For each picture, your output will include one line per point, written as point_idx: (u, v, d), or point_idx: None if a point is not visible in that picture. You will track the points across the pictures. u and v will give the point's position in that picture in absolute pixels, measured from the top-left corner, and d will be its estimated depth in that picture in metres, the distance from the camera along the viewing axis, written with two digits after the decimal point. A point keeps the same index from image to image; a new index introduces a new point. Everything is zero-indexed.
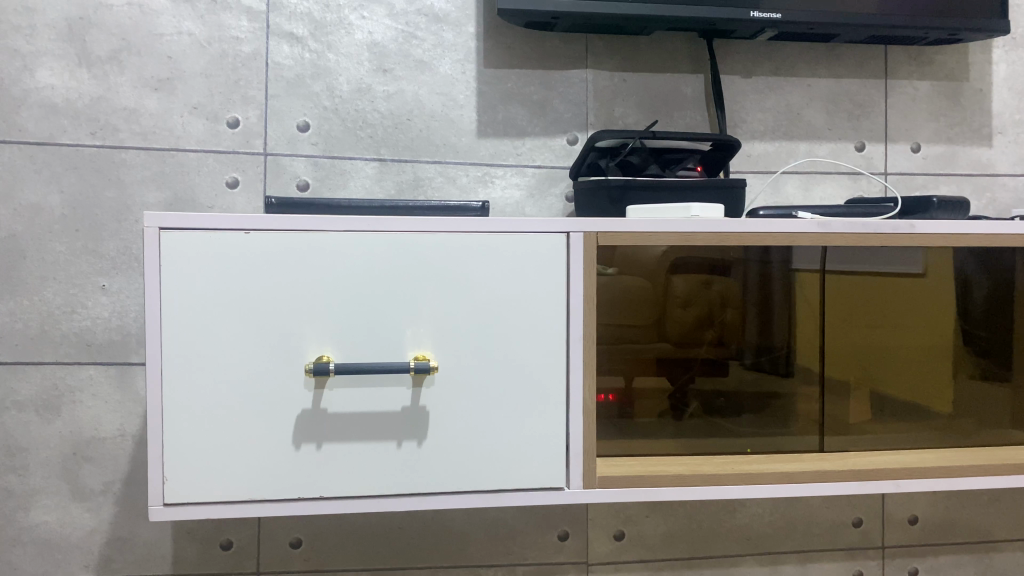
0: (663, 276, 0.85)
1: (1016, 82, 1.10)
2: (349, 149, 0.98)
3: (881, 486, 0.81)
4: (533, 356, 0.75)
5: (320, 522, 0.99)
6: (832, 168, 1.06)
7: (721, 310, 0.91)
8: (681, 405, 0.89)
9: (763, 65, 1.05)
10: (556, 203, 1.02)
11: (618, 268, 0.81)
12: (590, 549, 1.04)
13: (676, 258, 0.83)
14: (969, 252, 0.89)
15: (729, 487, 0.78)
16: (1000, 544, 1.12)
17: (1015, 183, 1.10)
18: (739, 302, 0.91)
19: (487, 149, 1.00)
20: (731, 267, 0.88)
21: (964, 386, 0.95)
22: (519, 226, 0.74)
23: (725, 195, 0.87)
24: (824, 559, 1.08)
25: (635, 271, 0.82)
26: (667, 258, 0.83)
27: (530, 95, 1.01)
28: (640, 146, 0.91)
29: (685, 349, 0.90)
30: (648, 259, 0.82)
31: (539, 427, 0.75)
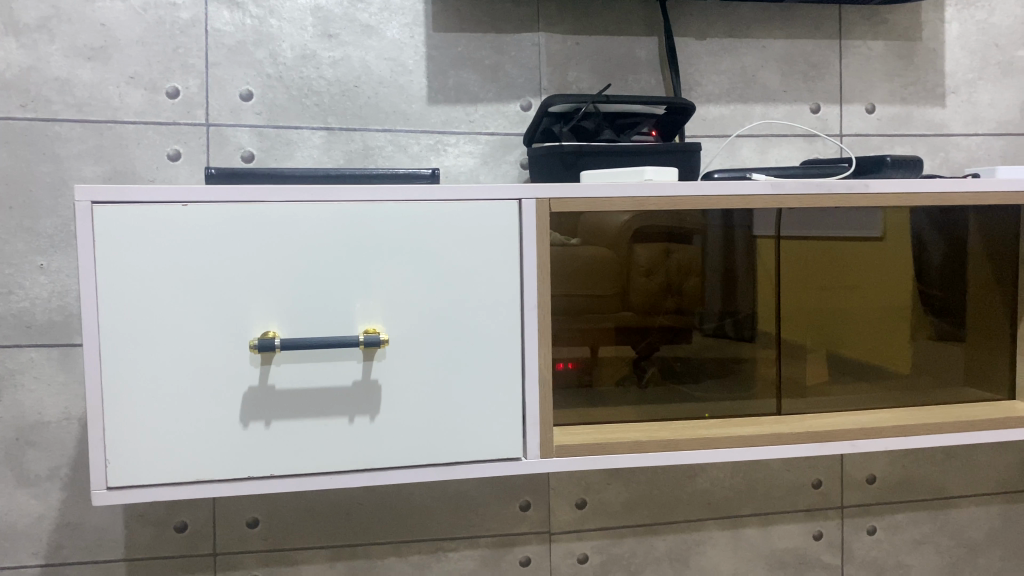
0: (627, 245, 0.84)
1: (969, 41, 1.09)
2: (295, 118, 0.95)
3: (837, 447, 0.81)
4: (488, 326, 0.73)
5: (277, 501, 0.97)
6: (787, 130, 1.06)
7: (683, 278, 0.90)
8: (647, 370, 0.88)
9: (717, 26, 1.03)
10: (510, 170, 1.00)
11: (579, 239, 0.80)
12: (552, 519, 1.03)
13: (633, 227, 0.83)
14: (924, 212, 0.90)
15: (686, 451, 0.78)
16: (955, 500, 1.14)
17: (968, 143, 1.10)
18: (700, 270, 0.89)
19: (439, 116, 0.98)
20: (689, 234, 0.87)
21: (921, 346, 0.94)
22: (470, 194, 0.72)
23: (680, 159, 0.87)
24: (784, 521, 1.09)
25: (597, 240, 0.81)
26: (631, 228, 0.83)
27: (481, 60, 0.98)
28: (593, 111, 0.89)
29: (649, 317, 0.89)
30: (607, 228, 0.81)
31: (495, 398, 0.74)
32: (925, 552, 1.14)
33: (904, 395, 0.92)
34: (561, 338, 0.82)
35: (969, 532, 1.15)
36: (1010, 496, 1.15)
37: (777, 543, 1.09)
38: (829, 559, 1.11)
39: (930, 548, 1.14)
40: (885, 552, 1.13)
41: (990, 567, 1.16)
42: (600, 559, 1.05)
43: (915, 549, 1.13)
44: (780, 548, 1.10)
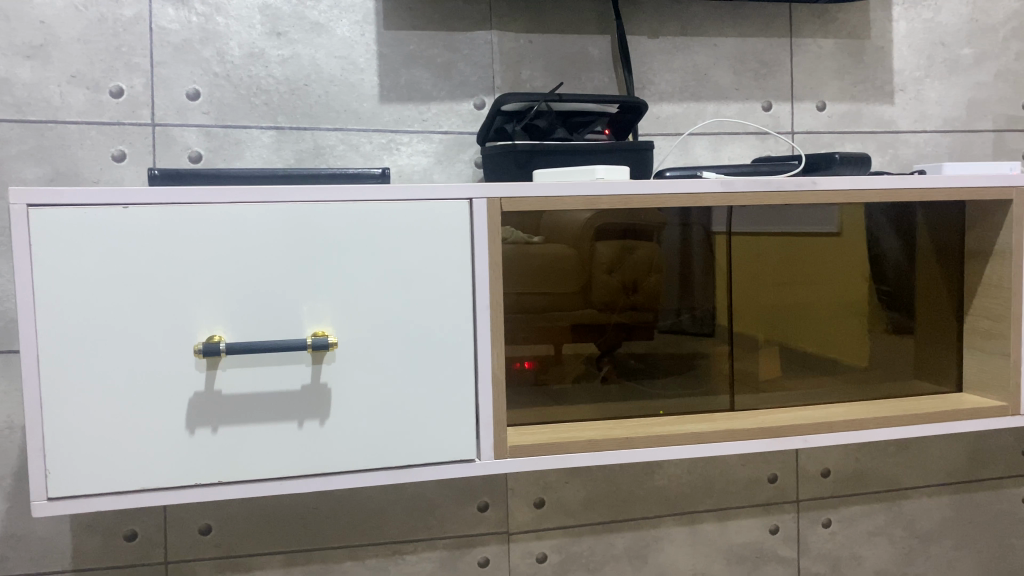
0: (588, 243, 0.83)
1: (916, 39, 1.11)
2: (243, 118, 0.93)
3: (789, 442, 0.82)
4: (439, 328, 0.73)
5: (229, 507, 0.96)
6: (739, 128, 1.06)
7: (644, 275, 0.87)
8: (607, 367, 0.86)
9: (669, 25, 1.04)
10: (465, 169, 0.99)
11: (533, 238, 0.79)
12: (511, 519, 1.03)
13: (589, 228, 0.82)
14: (878, 209, 0.90)
15: (640, 449, 0.78)
16: (908, 491, 1.16)
17: (916, 140, 1.12)
18: (663, 267, 0.88)
19: (391, 115, 0.97)
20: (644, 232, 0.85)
21: (879, 338, 0.94)
22: (419, 193, 0.71)
23: (633, 158, 0.87)
24: (741, 516, 1.10)
25: (560, 239, 0.81)
26: (595, 223, 0.82)
27: (434, 58, 0.97)
28: (546, 110, 0.89)
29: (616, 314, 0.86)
30: (562, 225, 0.80)
31: (447, 399, 0.73)
32: (879, 543, 1.15)
33: (853, 390, 0.94)
34: (515, 337, 0.81)
35: (921, 523, 1.17)
36: (960, 486, 1.18)
37: (735, 537, 1.10)
38: (785, 553, 1.12)
39: (883, 539, 1.16)
40: (840, 544, 1.14)
41: (942, 556, 1.18)
42: (559, 558, 1.05)
43: (869, 540, 1.15)
44: (738, 543, 1.10)
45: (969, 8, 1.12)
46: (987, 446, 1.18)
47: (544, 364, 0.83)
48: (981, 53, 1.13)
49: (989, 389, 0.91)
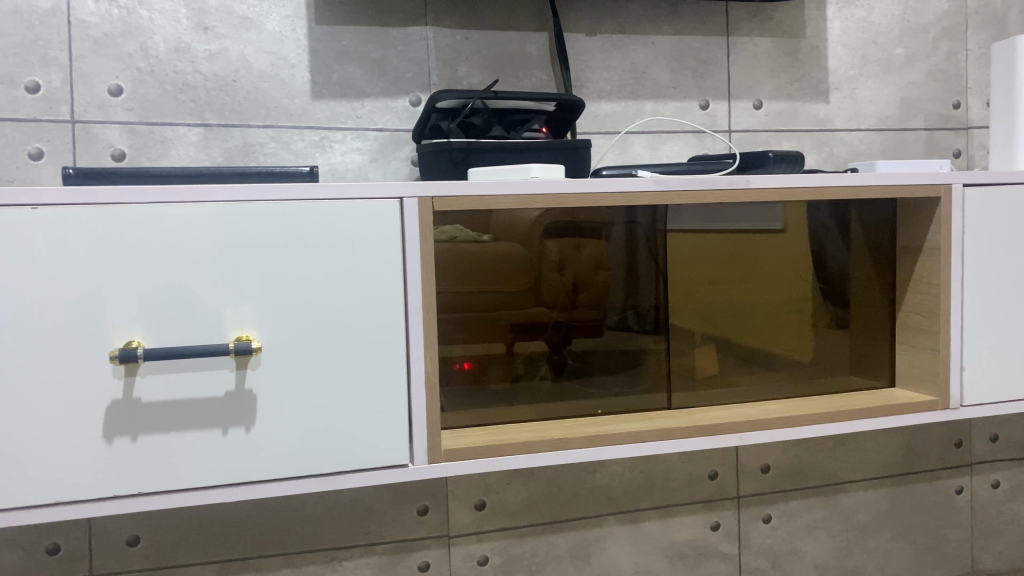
0: (538, 241, 0.82)
1: (850, 38, 1.12)
2: (169, 115, 0.90)
3: (725, 439, 0.82)
4: (370, 330, 0.71)
5: (159, 517, 0.93)
6: (677, 127, 1.07)
7: (593, 274, 0.86)
8: (559, 367, 0.86)
9: (606, 22, 1.03)
10: (401, 167, 0.98)
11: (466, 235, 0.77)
12: (450, 521, 1.02)
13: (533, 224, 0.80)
14: (819, 207, 0.91)
15: (576, 450, 0.77)
16: (845, 485, 1.17)
17: (851, 138, 1.13)
18: (613, 265, 0.87)
19: (323, 112, 0.95)
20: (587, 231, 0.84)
21: (823, 335, 0.95)
22: (347, 192, 0.70)
23: (569, 156, 0.86)
24: (682, 513, 1.11)
25: (507, 236, 0.80)
26: (544, 222, 0.81)
27: (367, 54, 0.95)
28: (481, 107, 0.88)
29: (564, 314, 0.85)
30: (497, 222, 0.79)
31: (379, 403, 0.72)
32: (818, 537, 1.17)
33: (790, 386, 0.93)
34: (455, 335, 0.80)
35: (859, 516, 1.18)
36: (896, 479, 1.20)
37: (676, 535, 1.11)
38: (726, 549, 1.13)
39: (822, 533, 1.17)
40: (780, 539, 1.15)
41: (879, 548, 1.20)
42: (501, 559, 1.04)
43: (808, 534, 1.16)
44: (679, 540, 1.11)
45: (900, 8, 1.14)
46: (921, 439, 1.20)
47: (489, 364, 0.82)
48: (912, 53, 1.15)
49: (920, 384, 0.92)
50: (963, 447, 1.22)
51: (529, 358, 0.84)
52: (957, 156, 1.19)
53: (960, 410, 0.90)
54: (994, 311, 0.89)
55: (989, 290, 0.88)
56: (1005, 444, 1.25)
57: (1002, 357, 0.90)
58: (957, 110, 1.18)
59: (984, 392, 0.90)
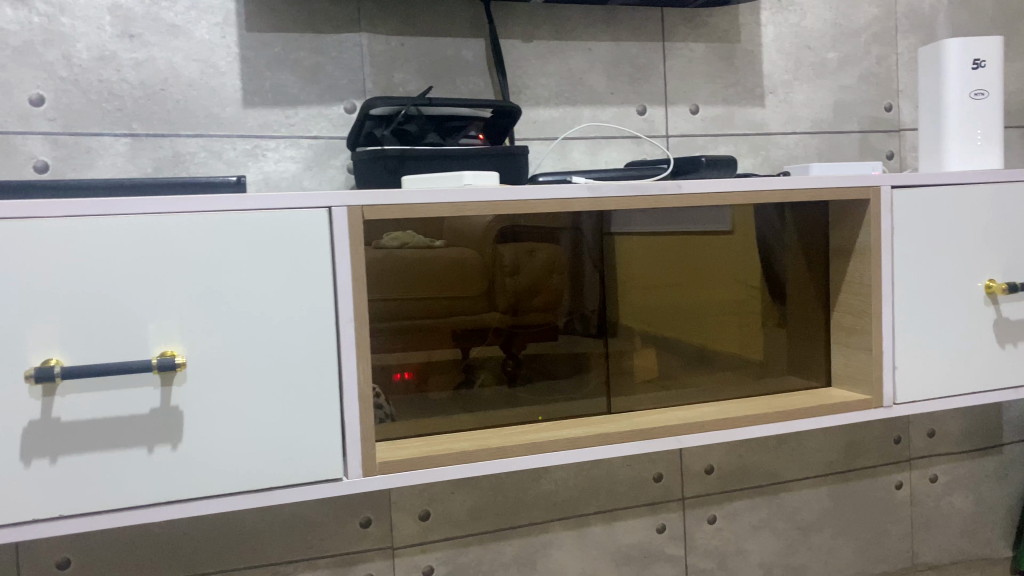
0: (491, 247, 0.81)
1: (784, 43, 1.14)
2: (94, 125, 0.88)
3: (662, 443, 0.82)
4: (300, 342, 0.70)
5: (91, 538, 0.90)
6: (615, 133, 1.07)
7: (547, 278, 0.85)
8: (513, 373, 0.85)
9: (543, 28, 1.03)
10: (337, 175, 0.97)
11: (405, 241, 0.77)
12: (394, 532, 1.01)
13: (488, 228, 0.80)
14: (766, 210, 0.92)
15: (515, 458, 0.77)
16: (788, 484, 1.19)
17: (786, 141, 1.15)
18: (564, 267, 0.86)
19: (255, 120, 0.93)
20: (534, 235, 0.83)
21: (770, 333, 0.95)
22: (274, 203, 0.68)
23: (506, 163, 0.86)
24: (628, 516, 1.11)
25: (460, 242, 0.79)
26: (496, 228, 0.80)
27: (300, 61, 0.94)
28: (416, 114, 0.87)
29: (516, 319, 0.84)
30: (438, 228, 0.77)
31: (310, 416, 0.71)
32: (762, 536, 1.18)
33: (727, 387, 0.94)
34: (394, 344, 0.79)
35: (802, 514, 1.20)
36: (838, 476, 1.21)
37: (622, 539, 1.11)
38: (673, 551, 1.13)
39: (767, 532, 1.18)
40: (725, 539, 1.16)
41: (823, 545, 1.21)
42: (446, 569, 1.03)
43: (753, 534, 1.17)
44: (625, 544, 1.11)
45: (832, 13, 1.16)
46: (861, 436, 1.22)
47: (432, 372, 0.82)
48: (845, 57, 1.17)
49: (854, 383, 0.94)
50: (901, 443, 1.25)
51: (469, 365, 0.83)
52: (890, 157, 1.21)
53: (893, 408, 0.91)
54: (924, 309, 0.91)
55: (920, 289, 0.90)
56: (942, 438, 1.27)
57: (932, 355, 0.92)
58: (889, 112, 1.21)
59: (916, 390, 0.91)
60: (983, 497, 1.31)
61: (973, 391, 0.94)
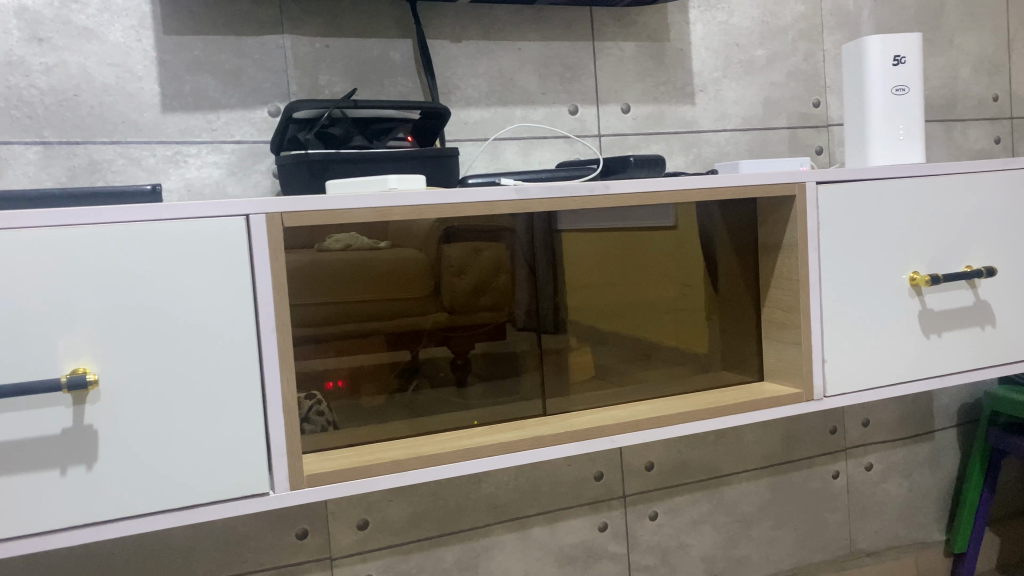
0: (435, 247, 0.80)
1: (713, 42, 1.15)
2: (3, 133, 0.84)
3: (596, 444, 0.82)
4: (220, 354, 0.68)
5: (11, 562, 0.87)
6: (547, 133, 1.07)
7: (494, 276, 0.85)
8: (460, 376, 0.84)
9: (471, 28, 1.02)
10: (262, 181, 0.95)
11: (345, 244, 0.77)
12: (332, 542, 0.99)
13: (435, 231, 0.80)
14: (706, 207, 0.93)
15: (447, 465, 0.76)
16: (728, 477, 1.20)
17: (717, 139, 1.16)
18: (511, 267, 0.85)
19: (176, 125, 0.90)
20: (482, 235, 0.83)
21: (713, 327, 0.96)
22: (189, 212, 0.66)
23: (435, 165, 0.85)
24: (569, 516, 1.11)
25: (406, 244, 0.79)
26: (442, 228, 0.80)
27: (221, 64, 0.92)
28: (341, 116, 0.85)
29: (466, 318, 0.84)
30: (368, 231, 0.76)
31: (233, 431, 0.69)
32: (704, 530, 1.19)
33: (661, 385, 0.94)
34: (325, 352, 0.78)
35: (742, 506, 1.21)
36: (776, 468, 1.23)
37: (564, 539, 1.11)
38: (615, 549, 1.14)
39: (708, 526, 1.19)
40: (667, 535, 1.17)
41: (763, 537, 1.23)
42: None
43: (694, 528, 1.18)
44: (568, 544, 1.11)
45: (760, 11, 1.17)
46: (798, 428, 1.24)
47: (363, 379, 0.80)
48: (773, 54, 1.18)
49: (786, 377, 0.95)
50: (837, 433, 1.27)
51: (402, 370, 0.81)
52: (819, 153, 1.23)
53: (823, 401, 0.93)
54: (851, 303, 0.92)
55: (847, 282, 0.91)
56: (876, 427, 1.30)
57: (860, 346, 0.93)
58: (817, 108, 1.22)
59: (845, 382, 0.93)
60: (917, 482, 1.34)
61: (900, 381, 0.96)
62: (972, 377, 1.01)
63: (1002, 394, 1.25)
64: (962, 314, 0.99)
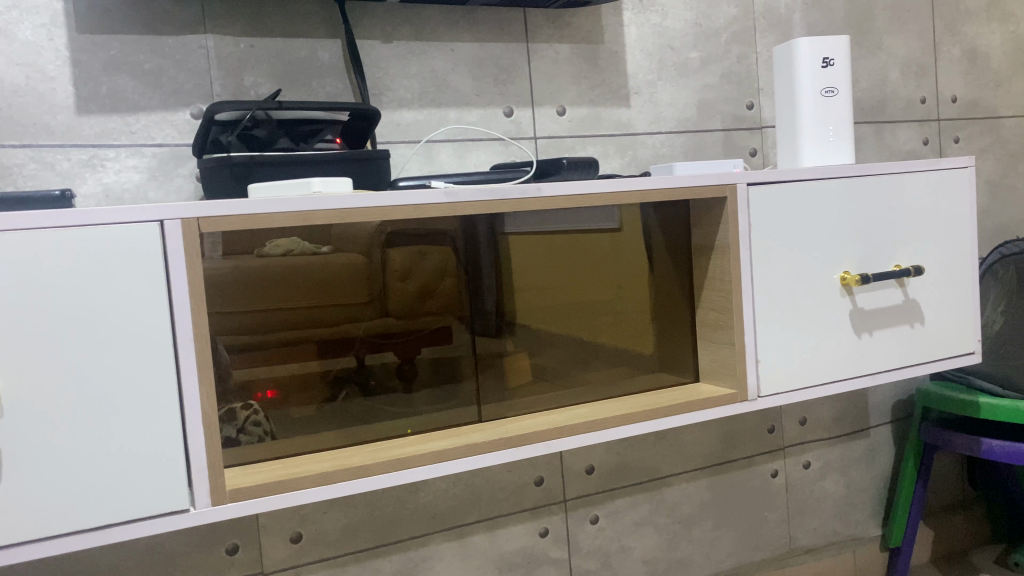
0: (380, 251, 0.78)
1: (647, 44, 1.15)
2: None
3: (532, 450, 0.81)
4: (134, 367, 0.65)
5: None
6: (482, 135, 1.06)
7: (439, 281, 0.83)
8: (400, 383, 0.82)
9: (402, 29, 1.01)
10: (184, 185, 0.91)
11: (283, 249, 0.74)
12: (263, 556, 0.97)
13: (376, 233, 0.77)
14: (650, 206, 0.93)
15: (378, 477, 0.74)
16: (668, 479, 1.20)
17: (653, 141, 1.16)
18: (457, 271, 0.84)
19: (91, 128, 0.87)
20: (429, 238, 0.81)
21: (652, 327, 0.96)
22: (98, 218, 0.63)
23: (364, 168, 0.83)
24: (509, 523, 1.09)
25: (348, 247, 0.77)
26: (384, 231, 0.77)
27: (140, 65, 0.88)
28: (264, 118, 0.82)
29: (410, 323, 0.82)
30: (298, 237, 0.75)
31: (149, 446, 0.66)
32: (645, 532, 1.19)
33: (598, 387, 0.93)
34: (254, 361, 0.75)
35: (683, 507, 1.21)
36: (716, 468, 1.24)
37: (505, 546, 1.09)
38: (556, 554, 1.13)
39: (649, 528, 1.19)
40: (608, 539, 1.16)
41: (704, 537, 1.23)
42: None
43: (635, 531, 1.18)
44: (508, 551, 1.10)
45: (693, 14, 1.18)
46: (737, 428, 1.25)
47: (293, 389, 0.77)
48: (706, 56, 1.19)
49: (720, 378, 0.95)
50: (775, 432, 1.28)
51: (336, 378, 0.79)
52: (753, 154, 1.24)
53: (757, 401, 0.93)
54: (783, 304, 0.92)
55: (779, 283, 0.92)
56: (813, 425, 1.32)
57: (794, 347, 0.94)
58: (751, 110, 1.23)
59: (778, 383, 0.93)
60: (853, 479, 1.36)
61: (833, 380, 0.97)
62: (904, 374, 1.03)
63: (934, 391, 1.28)
64: (893, 313, 1.00)
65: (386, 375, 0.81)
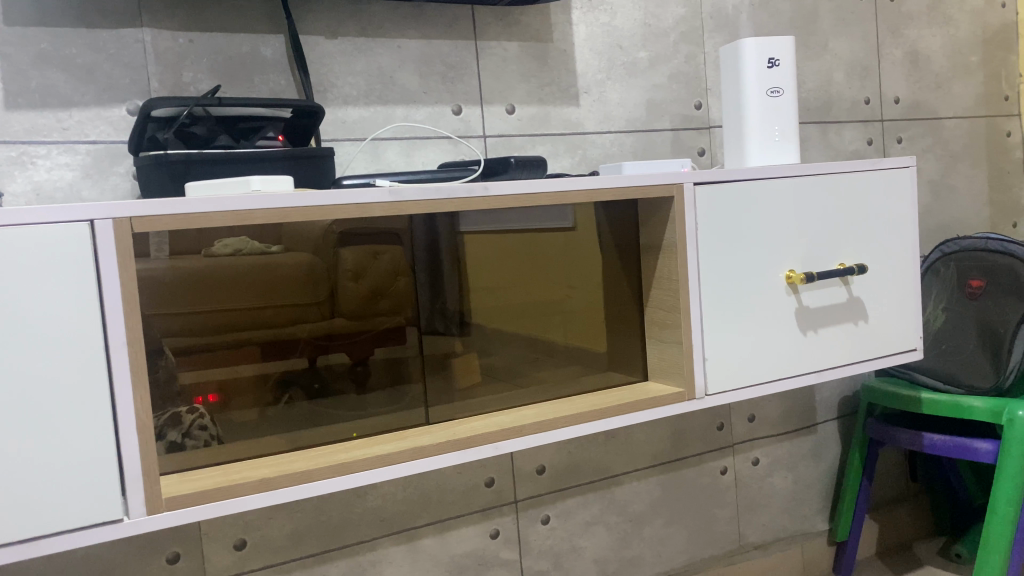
0: (332, 251, 0.77)
1: (596, 43, 1.15)
2: None
3: (480, 451, 0.80)
4: (62, 372, 0.62)
5: None
6: (431, 134, 1.05)
7: (391, 281, 0.82)
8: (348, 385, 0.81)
9: (347, 24, 0.99)
10: (121, 183, 0.89)
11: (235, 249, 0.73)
12: (206, 565, 0.94)
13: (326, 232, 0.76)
14: (604, 206, 0.93)
15: (321, 482, 0.72)
16: (619, 477, 1.20)
17: (603, 140, 1.16)
18: (409, 269, 0.82)
19: (21, 124, 0.84)
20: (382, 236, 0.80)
21: (604, 326, 0.96)
22: (23, 217, 0.61)
23: (306, 166, 0.81)
24: (459, 525, 1.08)
25: (298, 247, 0.76)
26: (335, 231, 0.76)
27: (72, 59, 0.85)
28: (202, 115, 0.80)
29: (358, 323, 0.81)
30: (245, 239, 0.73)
31: (79, 454, 0.63)
32: (596, 532, 1.19)
33: (549, 387, 0.92)
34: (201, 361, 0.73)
35: (633, 506, 1.22)
36: (666, 466, 1.24)
37: (455, 548, 1.08)
38: (507, 555, 1.12)
39: (600, 527, 1.19)
40: (560, 539, 1.16)
41: (655, 535, 1.24)
42: None
43: (586, 531, 1.18)
44: (458, 553, 1.09)
45: (641, 13, 1.18)
46: (687, 426, 1.25)
47: (235, 391, 0.75)
48: (655, 56, 1.19)
49: (668, 377, 0.95)
50: (724, 429, 1.29)
51: (280, 380, 0.77)
52: (701, 154, 1.25)
53: (704, 399, 0.93)
54: (730, 302, 0.93)
55: (726, 282, 0.92)
56: (761, 422, 1.33)
57: (740, 344, 0.94)
58: (699, 110, 1.24)
59: (726, 381, 0.94)
60: (801, 474, 1.38)
61: (779, 377, 0.98)
62: (849, 371, 1.04)
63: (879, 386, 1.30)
64: (837, 311, 1.01)
65: (333, 377, 0.80)
